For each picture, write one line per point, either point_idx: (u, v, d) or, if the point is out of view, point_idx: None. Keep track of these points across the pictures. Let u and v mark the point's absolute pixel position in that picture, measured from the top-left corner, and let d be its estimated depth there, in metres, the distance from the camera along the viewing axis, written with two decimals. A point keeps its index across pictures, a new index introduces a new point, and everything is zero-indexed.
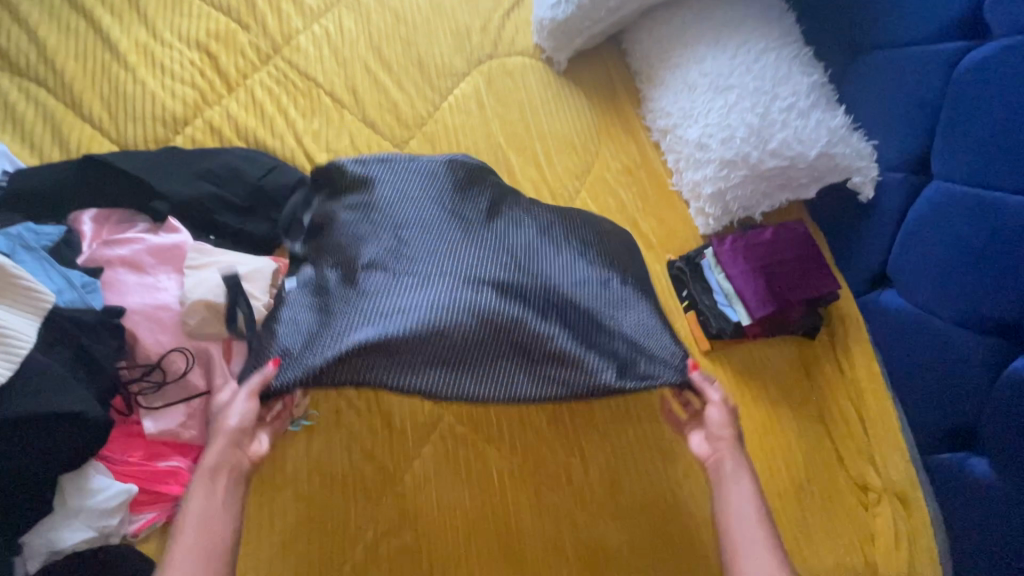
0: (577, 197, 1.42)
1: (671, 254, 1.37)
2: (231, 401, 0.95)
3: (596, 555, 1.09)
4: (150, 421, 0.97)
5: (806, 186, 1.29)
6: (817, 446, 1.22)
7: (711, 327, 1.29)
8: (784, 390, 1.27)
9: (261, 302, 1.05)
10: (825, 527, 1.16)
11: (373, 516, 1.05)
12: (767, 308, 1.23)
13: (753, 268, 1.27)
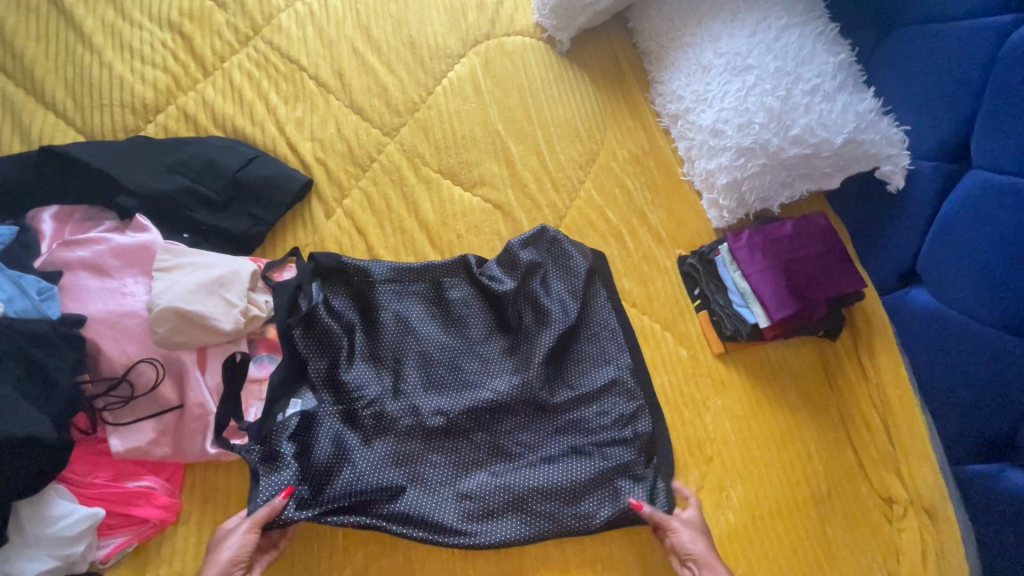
0: (582, 188, 1.33)
1: (682, 250, 1.28)
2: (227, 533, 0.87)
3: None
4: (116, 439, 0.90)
5: (829, 175, 1.19)
6: (837, 457, 1.15)
7: (725, 328, 1.20)
8: (803, 396, 1.19)
9: (239, 308, 0.97)
10: (847, 543, 1.08)
11: (362, 538, 0.98)
12: (787, 308, 1.14)
13: (772, 265, 1.18)
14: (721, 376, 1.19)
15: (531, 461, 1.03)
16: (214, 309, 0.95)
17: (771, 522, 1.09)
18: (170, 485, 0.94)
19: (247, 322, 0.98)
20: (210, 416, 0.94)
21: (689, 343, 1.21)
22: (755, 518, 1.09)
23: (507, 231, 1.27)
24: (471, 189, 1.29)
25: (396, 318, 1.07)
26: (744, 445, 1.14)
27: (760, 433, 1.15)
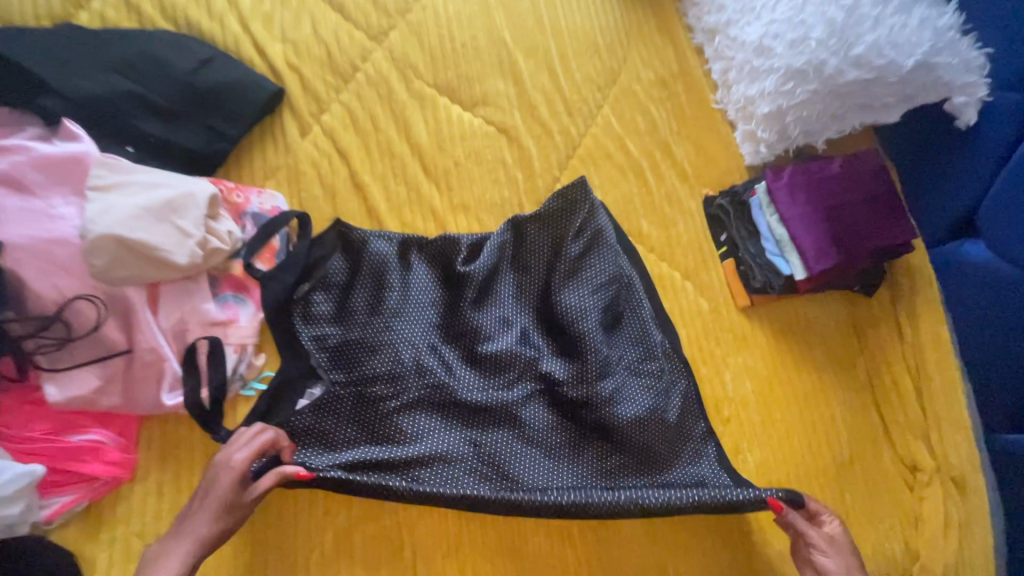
0: (599, 112, 1.16)
1: (710, 190, 1.14)
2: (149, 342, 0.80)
3: (615, 541, 0.90)
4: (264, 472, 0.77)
5: (891, 107, 1.03)
6: (858, 421, 1.07)
7: (754, 280, 1.06)
8: (830, 356, 1.09)
9: (194, 240, 0.82)
10: (865, 509, 1.03)
11: (345, 496, 0.87)
12: (827, 262, 0.98)
13: (814, 209, 1.01)
14: (744, 332, 1.08)
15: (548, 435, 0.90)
16: (164, 240, 0.79)
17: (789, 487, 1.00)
18: (123, 440, 0.82)
19: (207, 256, 0.84)
20: (166, 361, 0.81)
21: (709, 295, 1.09)
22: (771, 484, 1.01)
23: (512, 159, 1.09)
24: (471, 109, 1.10)
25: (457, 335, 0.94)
26: (764, 406, 1.05)
27: (782, 395, 1.06)
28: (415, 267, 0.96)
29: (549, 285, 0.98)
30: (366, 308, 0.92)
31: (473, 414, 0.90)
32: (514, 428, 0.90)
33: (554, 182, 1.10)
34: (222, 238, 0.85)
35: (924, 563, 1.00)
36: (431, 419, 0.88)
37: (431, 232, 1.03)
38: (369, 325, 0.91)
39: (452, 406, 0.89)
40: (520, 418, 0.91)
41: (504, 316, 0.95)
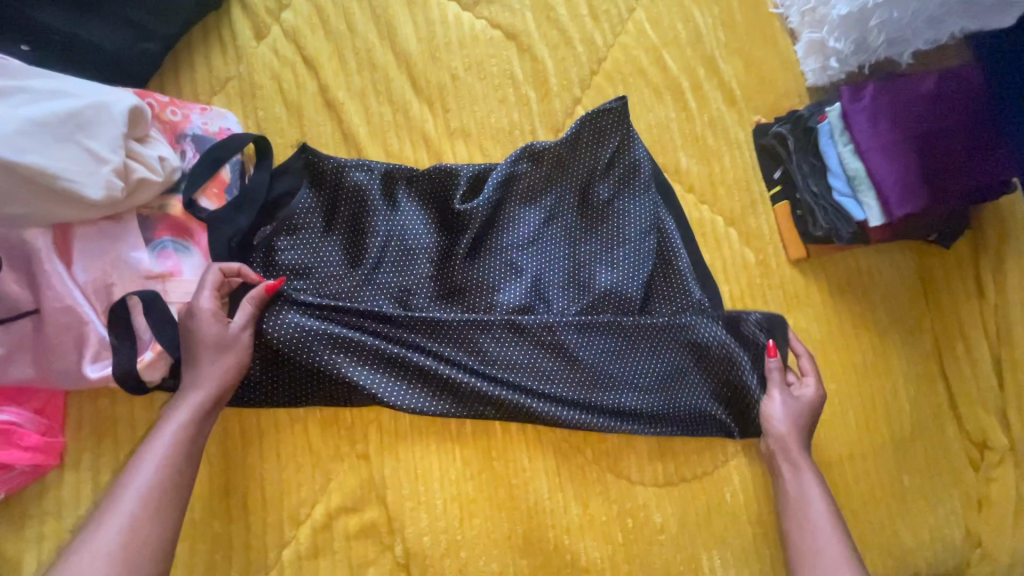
0: (631, 15, 0.93)
1: (762, 116, 0.94)
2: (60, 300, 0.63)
3: (642, 534, 0.77)
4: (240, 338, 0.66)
5: (1008, 7, 0.80)
6: (923, 393, 0.92)
7: (815, 228, 0.87)
8: (894, 317, 0.93)
9: (112, 168, 0.62)
10: (926, 493, 0.89)
11: (325, 484, 0.73)
12: (911, 207, 0.80)
13: (902, 138, 0.82)
14: (795, 289, 0.91)
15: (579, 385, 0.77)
16: (69, 164, 0.60)
17: (836, 466, 0.88)
18: (44, 420, 0.67)
19: (132, 190, 0.65)
20: (87, 326, 0.64)
21: (758, 245, 0.91)
22: (820, 464, 0.87)
23: (523, 74, 0.88)
24: (472, 7, 0.88)
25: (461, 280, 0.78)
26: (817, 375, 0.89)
27: (838, 363, 0.90)
28: (405, 203, 0.78)
29: (569, 229, 0.81)
30: (345, 254, 0.75)
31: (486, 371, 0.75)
32: (527, 391, 0.75)
33: (575, 104, 0.89)
34: (151, 168, 0.66)
35: (985, 550, 0.88)
36: (435, 377, 0.74)
37: (422, 165, 0.83)
38: (350, 275, 0.74)
39: (453, 365, 0.74)
40: (534, 378, 0.76)
41: (514, 265, 0.78)
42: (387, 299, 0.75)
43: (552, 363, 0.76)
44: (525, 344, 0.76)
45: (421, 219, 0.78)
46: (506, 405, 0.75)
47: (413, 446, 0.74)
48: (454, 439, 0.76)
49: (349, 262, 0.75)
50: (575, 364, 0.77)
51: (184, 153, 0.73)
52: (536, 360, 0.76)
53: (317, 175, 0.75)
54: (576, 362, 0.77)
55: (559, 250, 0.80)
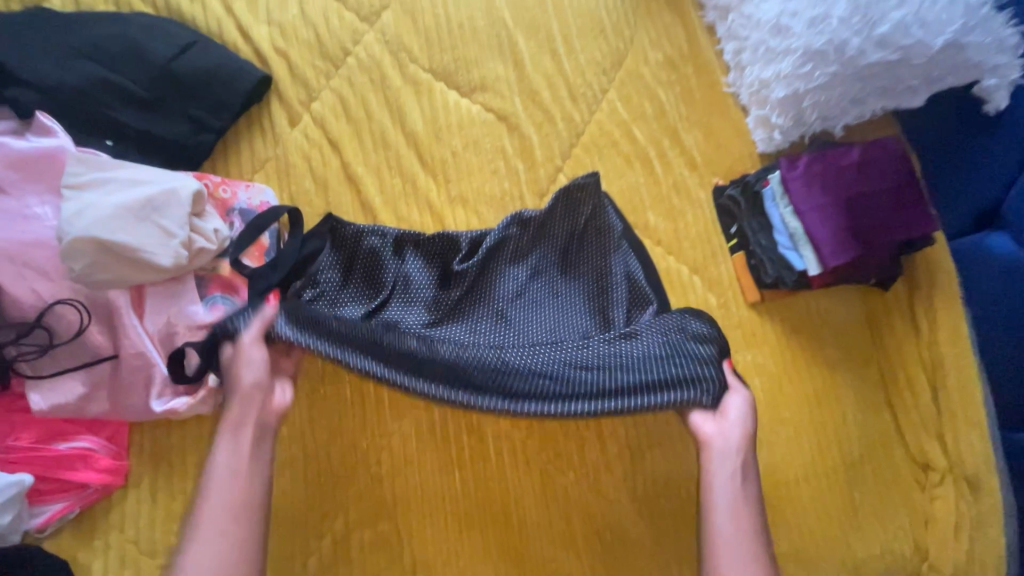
0: (605, 96, 1.10)
1: (719, 179, 1.09)
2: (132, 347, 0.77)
3: (617, 546, 0.89)
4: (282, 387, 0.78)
5: (915, 90, 0.98)
6: (869, 419, 1.04)
7: (765, 275, 1.01)
8: (842, 352, 1.06)
9: (178, 240, 0.78)
10: (875, 509, 1.00)
11: (343, 502, 0.85)
12: (845, 256, 0.94)
13: (834, 201, 0.96)
14: (753, 328, 1.04)
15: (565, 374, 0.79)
16: (145, 240, 0.76)
17: (794, 487, 0.99)
18: (113, 446, 0.80)
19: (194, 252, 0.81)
20: (155, 367, 0.78)
21: (718, 290, 1.05)
22: (778, 485, 0.98)
23: (512, 149, 1.04)
24: (469, 94, 1.05)
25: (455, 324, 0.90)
26: (773, 404, 1.02)
27: (792, 393, 1.02)
28: (411, 259, 0.93)
29: (551, 284, 0.95)
30: (367, 293, 0.90)
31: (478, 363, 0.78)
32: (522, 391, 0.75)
33: (557, 172, 1.05)
34: (212, 238, 0.82)
35: (932, 562, 0.98)
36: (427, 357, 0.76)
37: (427, 226, 0.98)
38: (364, 304, 0.88)
39: (450, 351, 0.78)
40: (528, 372, 0.77)
41: (501, 307, 0.92)
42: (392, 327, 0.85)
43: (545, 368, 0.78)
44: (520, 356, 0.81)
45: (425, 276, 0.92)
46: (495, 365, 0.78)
47: (419, 469, 0.87)
48: (454, 462, 0.88)
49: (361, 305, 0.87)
50: (571, 367, 0.79)
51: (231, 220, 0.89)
52: (530, 364, 0.79)
53: (336, 243, 0.90)
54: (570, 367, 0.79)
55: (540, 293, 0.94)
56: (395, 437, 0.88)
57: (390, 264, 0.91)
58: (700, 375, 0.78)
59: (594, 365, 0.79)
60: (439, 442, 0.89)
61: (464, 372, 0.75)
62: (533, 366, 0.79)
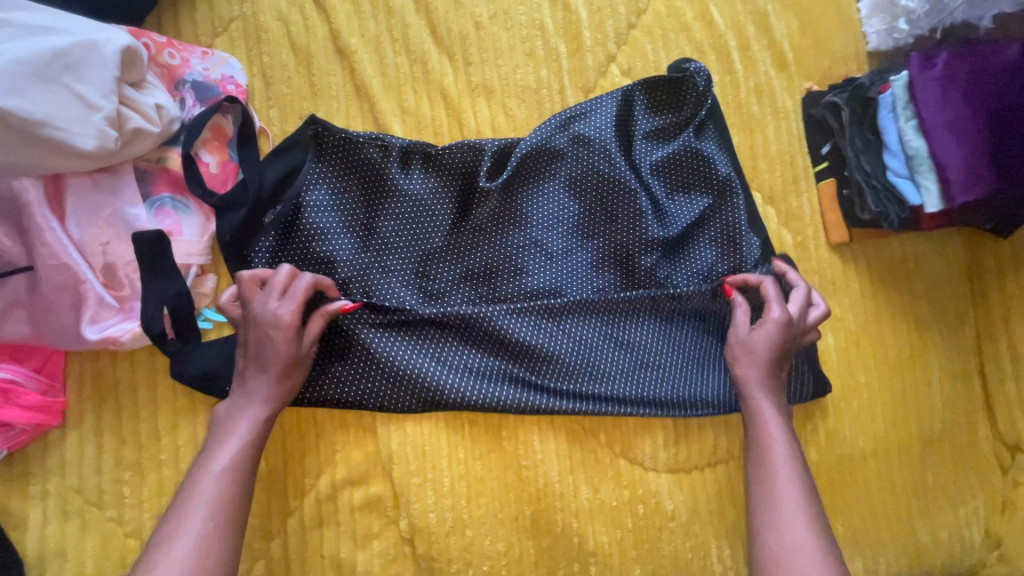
0: None
1: (813, 82, 0.85)
2: (56, 257, 0.60)
3: (651, 521, 0.75)
4: (318, 320, 0.65)
5: None
6: (957, 392, 0.87)
7: (862, 211, 0.78)
8: (938, 310, 0.87)
9: (105, 115, 0.57)
10: (948, 492, 0.86)
11: (329, 457, 0.71)
12: (980, 190, 0.70)
13: (973, 115, 0.71)
14: (833, 276, 0.85)
15: (575, 353, 0.75)
16: (59, 110, 0.55)
17: (858, 462, 0.84)
18: (46, 380, 0.65)
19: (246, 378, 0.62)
20: (84, 285, 0.61)
21: (796, 226, 0.84)
22: (841, 460, 0.83)
23: (554, 26, 0.79)
24: None
25: (474, 279, 0.75)
26: (846, 367, 0.85)
27: (870, 355, 0.85)
28: (418, 176, 0.74)
29: (595, 255, 0.78)
30: (379, 210, 0.72)
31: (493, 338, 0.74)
32: (552, 347, 0.74)
33: (609, 61, 0.81)
34: (199, 246, 0.65)
35: (1005, 552, 0.85)
36: (451, 326, 0.73)
37: (440, 123, 0.77)
38: (367, 256, 0.71)
39: (481, 340, 0.73)
40: (572, 365, 0.74)
41: (536, 178, 0.77)
42: (411, 259, 0.73)
43: (600, 360, 0.75)
44: (560, 332, 0.75)
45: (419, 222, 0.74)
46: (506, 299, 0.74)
47: (422, 424, 0.72)
48: (465, 416, 0.73)
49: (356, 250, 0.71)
50: (626, 354, 0.76)
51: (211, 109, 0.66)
52: (584, 359, 0.75)
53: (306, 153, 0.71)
54: (624, 367, 0.76)
55: (593, 192, 0.77)
56: None
57: (397, 186, 0.72)
58: None
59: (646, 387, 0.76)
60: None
61: (501, 379, 0.73)
62: (563, 321, 0.75)
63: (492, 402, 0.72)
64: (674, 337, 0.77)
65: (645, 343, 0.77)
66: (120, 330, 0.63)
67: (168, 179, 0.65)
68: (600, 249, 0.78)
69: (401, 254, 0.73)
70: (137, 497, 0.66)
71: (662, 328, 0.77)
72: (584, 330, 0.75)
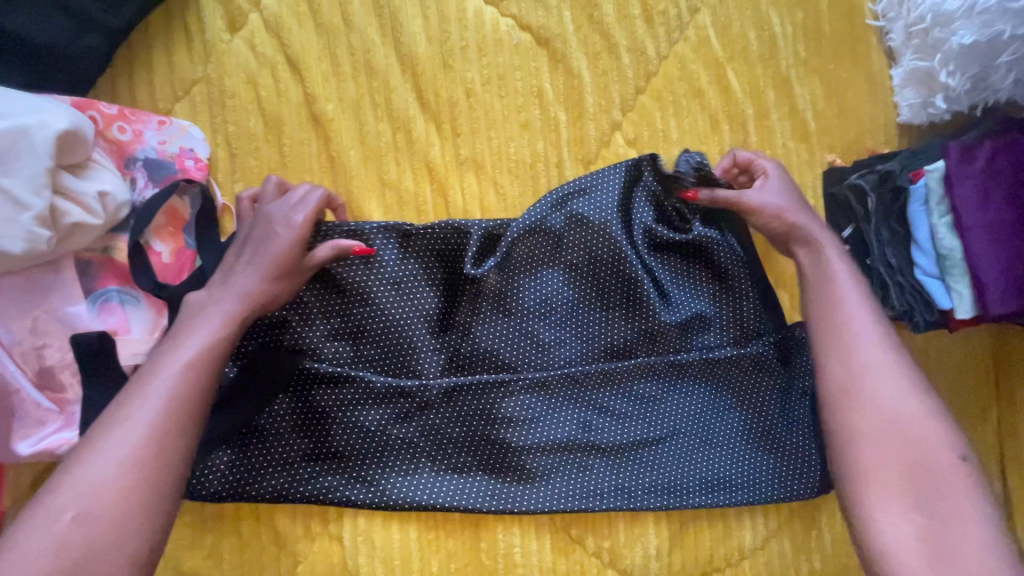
0: (692, 21, 0.76)
1: (836, 156, 0.78)
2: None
3: None
4: (328, 247, 0.62)
5: None
6: None
7: (885, 306, 0.71)
8: (960, 406, 0.80)
9: (37, 214, 0.51)
10: None
11: (293, 566, 0.66)
12: (1018, 303, 0.64)
13: (1014, 218, 0.64)
14: None
15: (563, 451, 0.68)
16: None
17: None
18: None
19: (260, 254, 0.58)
20: (18, 392, 0.55)
21: None
22: None
23: (554, 91, 0.72)
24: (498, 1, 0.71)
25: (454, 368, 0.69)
26: None
27: None
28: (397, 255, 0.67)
29: (592, 342, 0.70)
30: (356, 294, 0.66)
31: (473, 434, 0.67)
32: (537, 446, 0.68)
33: (613, 130, 0.74)
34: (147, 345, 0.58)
35: None
36: (427, 419, 0.67)
37: (425, 198, 0.70)
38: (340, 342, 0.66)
39: (459, 436, 0.67)
40: (564, 462, 0.68)
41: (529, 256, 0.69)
42: (386, 345, 0.67)
43: (598, 456, 0.69)
44: (548, 427, 0.68)
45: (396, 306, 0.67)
46: (489, 391, 0.67)
47: (393, 536, 0.67)
48: (439, 528, 0.68)
49: (326, 334, 0.66)
50: (621, 452, 0.69)
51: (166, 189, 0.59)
52: (579, 454, 0.68)
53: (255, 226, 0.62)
54: (617, 466, 0.69)
55: (594, 271, 0.70)
56: None
57: (374, 267, 0.66)
58: (750, 460, 0.70)
59: (643, 485, 0.69)
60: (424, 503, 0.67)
61: (479, 478, 0.67)
62: (550, 417, 0.68)
63: (478, 503, 0.67)
64: (673, 435, 0.70)
65: (644, 441, 0.69)
66: (58, 438, 0.56)
67: (116, 269, 0.59)
68: (597, 336, 0.70)
69: (377, 340, 0.67)
70: None
71: (661, 425, 0.70)
72: (574, 427, 0.68)
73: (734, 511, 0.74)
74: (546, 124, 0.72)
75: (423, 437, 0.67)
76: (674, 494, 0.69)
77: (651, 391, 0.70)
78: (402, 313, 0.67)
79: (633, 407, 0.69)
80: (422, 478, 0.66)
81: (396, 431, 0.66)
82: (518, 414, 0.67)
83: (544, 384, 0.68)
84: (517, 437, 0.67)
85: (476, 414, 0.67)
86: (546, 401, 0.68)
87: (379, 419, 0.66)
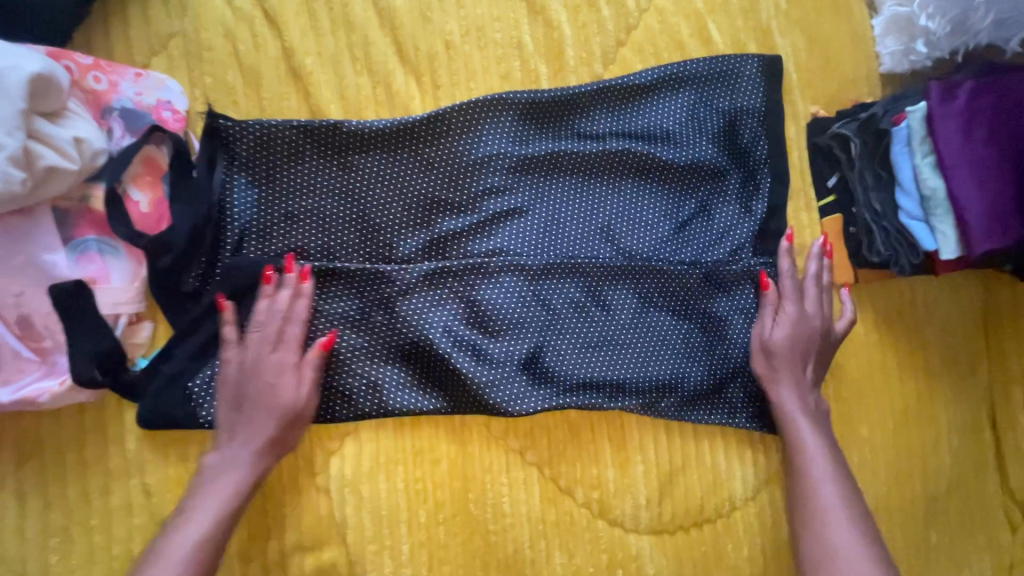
0: None
1: (820, 107, 0.78)
2: None
3: None
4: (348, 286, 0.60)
5: None
6: (964, 443, 0.80)
7: (870, 252, 0.72)
8: (949, 356, 0.80)
9: (10, 154, 0.50)
10: (953, 552, 0.79)
11: (278, 517, 0.65)
12: (1004, 240, 0.63)
13: (999, 154, 0.64)
14: None
15: (540, 356, 0.67)
16: None
17: None
18: None
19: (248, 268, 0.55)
20: None
21: None
22: None
23: (534, 43, 0.72)
24: None
25: (430, 272, 0.66)
26: (847, 420, 0.78)
27: (873, 406, 0.79)
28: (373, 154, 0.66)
29: (570, 247, 0.69)
30: (340, 194, 0.65)
31: (448, 337, 0.65)
32: (514, 351, 0.66)
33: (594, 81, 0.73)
34: (127, 296, 0.59)
35: None
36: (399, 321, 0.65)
37: None
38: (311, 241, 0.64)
39: (434, 339, 0.65)
40: (541, 366, 0.67)
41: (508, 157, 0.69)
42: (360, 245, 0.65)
43: (572, 367, 0.67)
44: (526, 332, 0.67)
45: (369, 207, 0.65)
46: (466, 294, 0.66)
47: (379, 487, 0.66)
48: (426, 479, 0.67)
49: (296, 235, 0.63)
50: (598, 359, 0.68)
51: (143, 140, 0.60)
52: (555, 364, 0.67)
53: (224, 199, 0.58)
54: (594, 374, 0.68)
55: (579, 188, 0.70)
56: (344, 450, 0.67)
57: (351, 167, 0.65)
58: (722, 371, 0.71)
59: (621, 393, 0.68)
60: (401, 428, 0.68)
61: (454, 384, 0.66)
62: (528, 320, 0.67)
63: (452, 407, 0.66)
64: (649, 342, 0.69)
65: (621, 348, 0.69)
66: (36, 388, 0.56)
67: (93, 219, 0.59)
68: (574, 240, 0.69)
69: (349, 241, 0.65)
70: (63, 568, 0.60)
71: (638, 332, 0.69)
72: (551, 331, 0.67)
73: (724, 462, 0.73)
74: (526, 75, 0.72)
75: (395, 341, 0.65)
76: (642, 410, 0.69)
77: (628, 296, 0.69)
78: (377, 214, 0.66)
79: (610, 312, 0.69)
80: (390, 384, 0.65)
81: (371, 342, 0.65)
82: (494, 315, 0.66)
83: (521, 286, 0.67)
84: (493, 340, 0.66)
85: (451, 315, 0.66)
86: (523, 305, 0.67)
87: (352, 320, 0.64)
